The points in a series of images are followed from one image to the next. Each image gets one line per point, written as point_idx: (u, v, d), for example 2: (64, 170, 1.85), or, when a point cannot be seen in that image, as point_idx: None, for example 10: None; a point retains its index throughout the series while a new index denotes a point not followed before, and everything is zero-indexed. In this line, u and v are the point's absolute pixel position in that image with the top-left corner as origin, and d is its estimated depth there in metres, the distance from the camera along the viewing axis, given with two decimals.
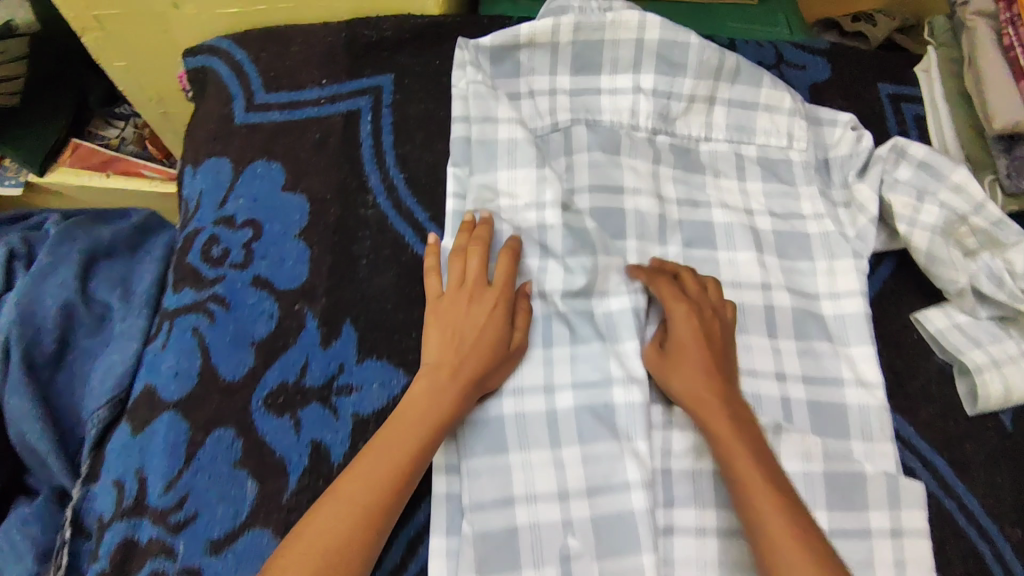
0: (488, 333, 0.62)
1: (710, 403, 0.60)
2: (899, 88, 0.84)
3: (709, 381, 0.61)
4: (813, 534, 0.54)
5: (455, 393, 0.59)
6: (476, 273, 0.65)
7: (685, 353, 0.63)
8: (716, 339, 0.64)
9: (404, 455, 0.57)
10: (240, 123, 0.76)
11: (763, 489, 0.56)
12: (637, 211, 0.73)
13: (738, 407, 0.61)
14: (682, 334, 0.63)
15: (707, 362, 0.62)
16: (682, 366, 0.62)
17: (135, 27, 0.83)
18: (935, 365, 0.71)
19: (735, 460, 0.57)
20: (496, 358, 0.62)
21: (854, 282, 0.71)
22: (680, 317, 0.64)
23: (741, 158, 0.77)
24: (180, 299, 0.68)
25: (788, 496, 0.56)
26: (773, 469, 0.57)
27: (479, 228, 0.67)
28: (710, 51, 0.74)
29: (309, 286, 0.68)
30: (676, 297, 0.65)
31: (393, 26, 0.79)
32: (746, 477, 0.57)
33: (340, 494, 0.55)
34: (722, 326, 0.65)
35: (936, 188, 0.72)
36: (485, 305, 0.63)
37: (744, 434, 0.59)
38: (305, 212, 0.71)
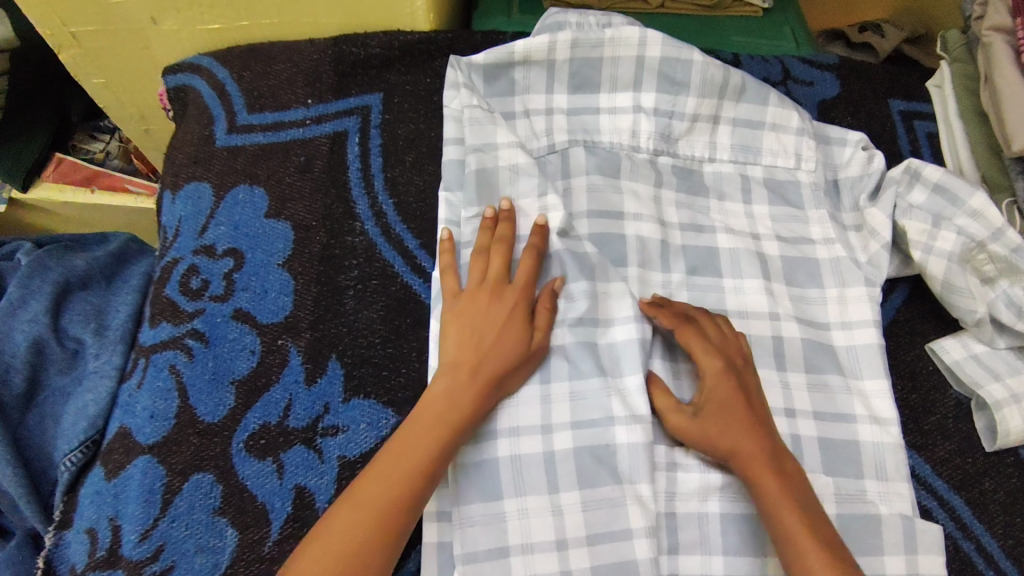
0: (508, 333, 0.60)
1: (759, 461, 0.56)
2: (910, 104, 0.81)
3: (758, 438, 0.57)
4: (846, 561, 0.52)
5: (476, 394, 0.57)
6: (498, 272, 0.62)
7: (721, 411, 0.58)
8: (753, 395, 0.60)
9: (421, 460, 0.54)
10: (221, 145, 0.73)
11: (800, 527, 0.53)
12: (638, 236, 0.69)
13: (776, 452, 0.57)
14: (718, 396, 0.59)
15: (745, 423, 0.58)
16: (720, 425, 0.58)
17: (113, 44, 0.79)
18: (951, 398, 0.67)
19: (780, 505, 0.54)
20: (517, 359, 0.60)
21: (866, 311, 0.68)
22: (714, 375, 0.60)
23: (747, 180, 0.74)
24: (156, 334, 0.64)
25: (818, 518, 0.54)
26: (807, 501, 0.55)
27: (500, 226, 0.65)
28: (714, 68, 0.71)
29: (293, 320, 0.65)
30: (709, 353, 0.61)
31: (381, 43, 0.75)
32: (778, 508, 0.54)
33: (354, 499, 0.53)
34: (751, 381, 0.61)
35: (953, 213, 0.69)
36: (505, 305, 0.61)
37: (782, 473, 0.56)
38: (290, 239, 0.68)
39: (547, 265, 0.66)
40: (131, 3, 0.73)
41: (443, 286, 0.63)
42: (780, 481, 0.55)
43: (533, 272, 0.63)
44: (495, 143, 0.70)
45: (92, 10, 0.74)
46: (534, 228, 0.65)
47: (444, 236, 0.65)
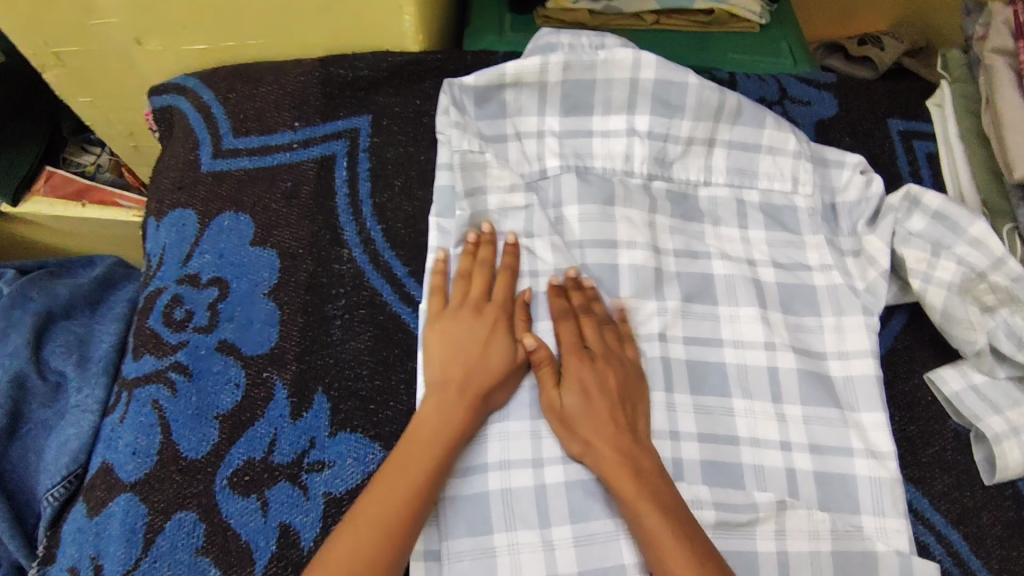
0: (490, 353, 0.60)
1: (616, 466, 0.56)
2: (910, 124, 0.79)
3: (620, 436, 0.58)
4: (708, 553, 0.52)
5: (465, 409, 0.58)
6: (480, 291, 0.63)
7: (585, 406, 0.58)
8: (613, 391, 0.60)
9: (419, 477, 0.54)
10: (206, 170, 0.72)
11: (657, 523, 0.53)
12: (632, 264, 0.68)
13: (633, 449, 0.57)
14: (575, 394, 0.59)
15: (598, 432, 0.57)
16: (578, 423, 0.58)
17: (99, 63, 0.78)
18: (951, 430, 0.65)
19: (636, 503, 0.54)
20: (502, 377, 0.60)
21: (865, 341, 0.66)
22: (572, 365, 0.61)
23: (743, 205, 0.72)
24: (139, 367, 0.63)
25: (670, 506, 0.55)
26: (667, 499, 0.55)
27: (482, 249, 0.65)
28: (710, 91, 0.70)
29: (278, 352, 0.63)
30: (575, 356, 0.61)
31: (369, 64, 0.74)
32: (636, 507, 0.54)
33: (357, 524, 0.52)
34: (619, 374, 0.61)
35: (952, 242, 0.67)
36: (487, 323, 0.61)
37: (643, 478, 0.56)
38: (275, 267, 0.67)
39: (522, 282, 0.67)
40: (118, 21, 0.72)
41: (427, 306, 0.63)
42: (635, 480, 0.55)
43: (512, 291, 0.64)
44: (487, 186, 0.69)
45: (78, 29, 0.73)
46: (507, 248, 0.66)
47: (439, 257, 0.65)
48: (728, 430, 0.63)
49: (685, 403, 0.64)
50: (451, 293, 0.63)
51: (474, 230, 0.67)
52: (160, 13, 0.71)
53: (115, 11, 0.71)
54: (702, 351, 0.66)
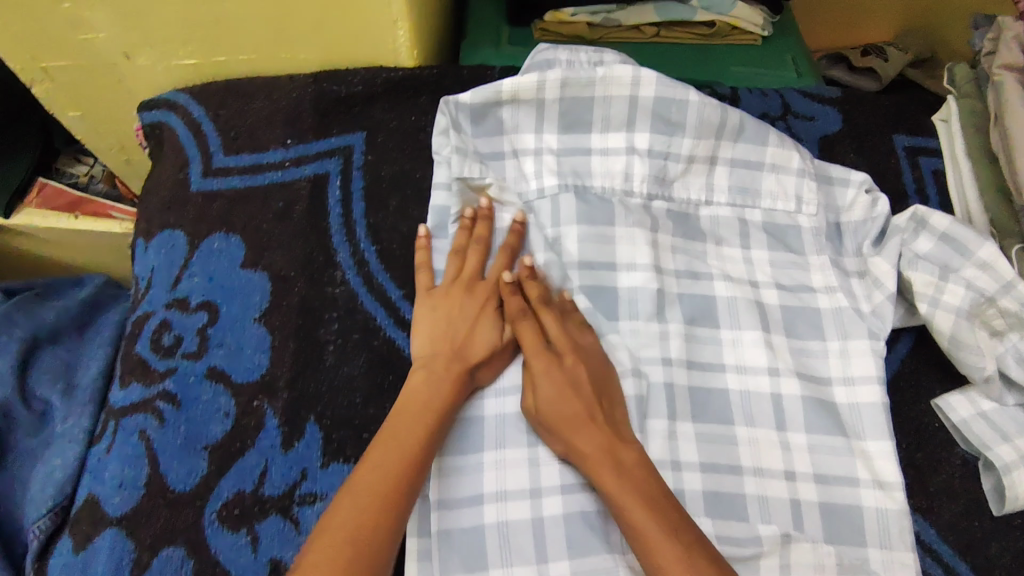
0: (479, 328, 0.62)
1: (599, 457, 0.55)
2: (915, 139, 0.77)
3: (596, 431, 0.56)
4: (693, 535, 0.51)
5: (455, 382, 0.59)
6: (474, 269, 0.64)
7: (556, 399, 0.58)
8: (584, 385, 0.59)
9: (412, 446, 0.54)
10: (195, 190, 0.70)
11: (637, 507, 0.52)
12: (630, 289, 0.67)
13: (614, 444, 0.56)
14: (547, 390, 0.58)
15: (571, 425, 0.57)
16: (552, 421, 0.58)
17: (88, 78, 0.77)
18: (958, 457, 0.64)
19: (622, 499, 0.53)
20: (488, 352, 0.61)
21: (870, 366, 0.64)
22: (540, 369, 0.59)
23: (745, 224, 0.71)
24: (126, 396, 0.61)
25: (654, 495, 0.53)
26: (652, 492, 0.53)
27: (478, 227, 0.66)
28: (711, 108, 0.68)
29: (269, 379, 0.62)
30: (540, 351, 0.60)
31: (363, 81, 0.72)
32: (619, 500, 0.53)
33: (354, 488, 0.51)
34: (590, 368, 0.60)
35: (960, 264, 0.65)
36: (478, 300, 0.63)
37: (620, 466, 0.55)
38: (267, 291, 0.65)
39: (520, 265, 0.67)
40: (106, 36, 0.71)
41: (417, 282, 0.65)
42: (617, 473, 0.54)
43: (507, 270, 0.65)
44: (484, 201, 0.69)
45: (65, 44, 0.71)
46: (512, 227, 0.67)
47: (423, 232, 0.66)
48: (731, 459, 0.62)
49: (687, 431, 0.62)
50: (446, 271, 0.65)
51: (471, 206, 0.68)
52: (149, 28, 0.70)
53: (103, 26, 0.69)
54: (704, 377, 0.65)
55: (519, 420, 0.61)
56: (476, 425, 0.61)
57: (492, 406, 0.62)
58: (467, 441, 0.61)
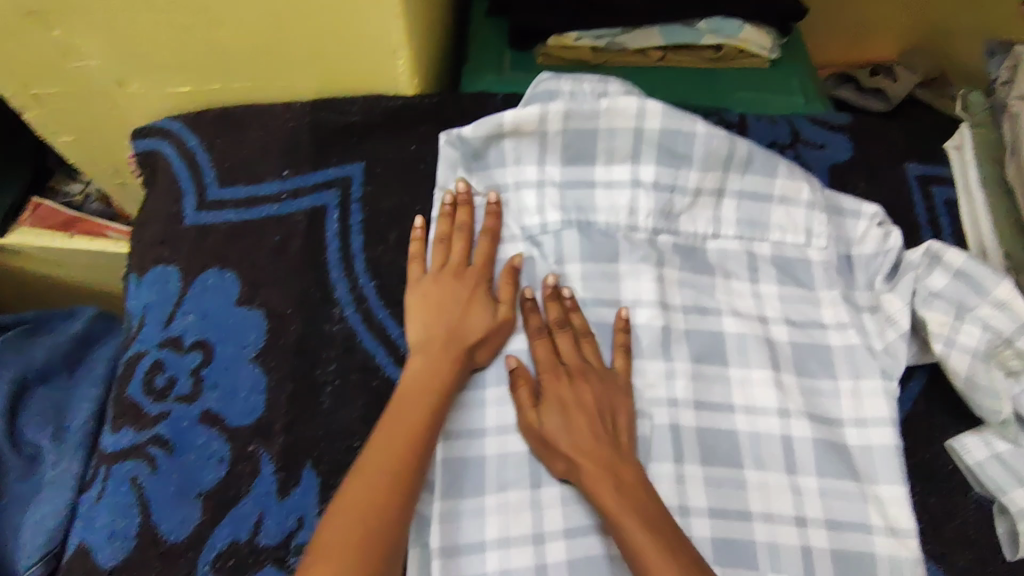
0: (473, 311, 0.61)
1: (599, 475, 0.55)
2: (927, 168, 0.75)
3: (603, 449, 0.57)
4: (688, 557, 0.52)
5: (451, 366, 0.59)
6: (460, 255, 0.64)
7: (565, 427, 0.58)
8: (592, 405, 0.59)
9: (413, 432, 0.55)
10: (189, 223, 0.69)
11: (638, 529, 0.53)
12: (636, 326, 0.65)
13: (615, 462, 0.56)
14: (557, 414, 0.58)
15: (577, 446, 0.57)
16: (559, 441, 0.57)
17: (79, 105, 0.75)
18: (972, 500, 0.62)
19: (621, 518, 0.53)
20: (485, 333, 0.61)
21: (883, 408, 0.63)
22: (549, 387, 0.60)
23: (754, 258, 0.69)
24: (118, 440, 0.60)
25: (654, 516, 0.54)
26: (648, 511, 0.54)
27: (460, 213, 0.65)
28: (719, 140, 0.66)
29: (265, 422, 0.60)
30: (551, 374, 0.60)
31: (362, 110, 0.71)
32: (619, 520, 0.53)
33: (362, 476, 0.52)
34: (596, 389, 0.60)
35: (975, 302, 0.63)
36: (468, 285, 0.62)
37: (623, 484, 0.55)
38: (262, 329, 0.63)
39: (505, 246, 0.67)
40: (98, 64, 0.69)
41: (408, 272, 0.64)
42: (615, 492, 0.55)
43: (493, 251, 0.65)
44: None
45: (56, 72, 0.70)
46: (490, 210, 0.66)
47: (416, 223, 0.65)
48: (740, 505, 0.60)
49: (695, 474, 0.60)
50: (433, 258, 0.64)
51: (449, 191, 0.66)
52: (142, 56, 0.68)
53: (95, 54, 0.67)
54: (713, 418, 0.63)
55: (521, 459, 0.60)
56: (477, 466, 0.60)
57: (493, 444, 0.60)
58: (468, 482, 0.59)
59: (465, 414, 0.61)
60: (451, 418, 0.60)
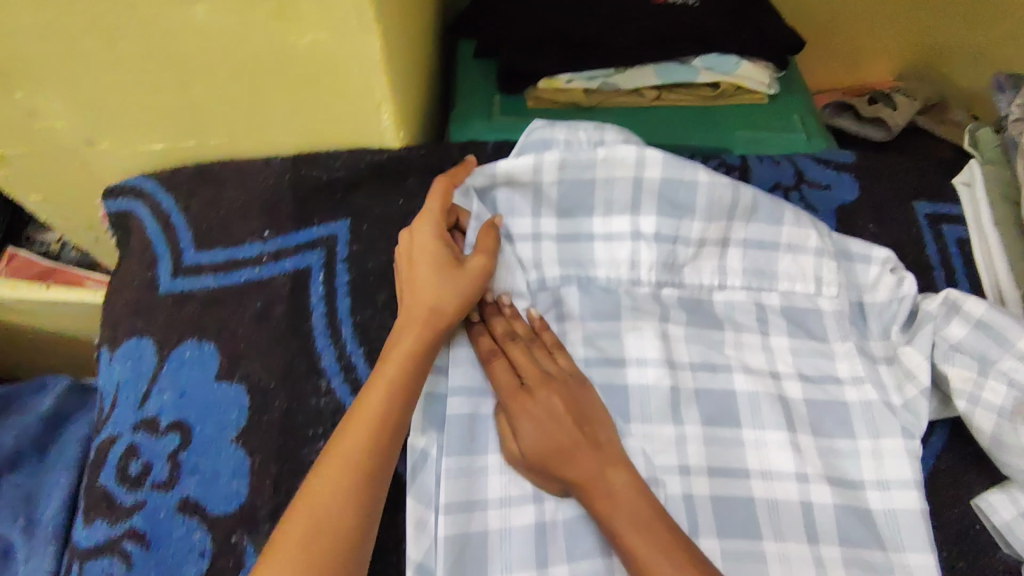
0: (429, 267, 0.58)
1: (591, 483, 0.53)
2: (936, 206, 0.73)
3: (585, 456, 0.54)
4: (677, 550, 0.50)
5: (417, 335, 0.56)
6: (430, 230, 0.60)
7: (547, 453, 0.54)
8: (566, 415, 0.55)
9: (375, 407, 0.53)
10: (165, 292, 0.65)
11: (632, 534, 0.50)
12: (643, 386, 0.61)
13: (600, 464, 0.53)
14: (532, 434, 0.54)
15: (561, 460, 0.54)
16: (546, 460, 0.54)
17: (47, 166, 0.70)
18: (1001, 562, 0.58)
19: (612, 526, 0.51)
20: (443, 284, 0.57)
21: (906, 469, 0.59)
22: (519, 413, 0.55)
23: (763, 309, 0.66)
24: (91, 534, 0.55)
25: (642, 516, 0.51)
26: (642, 510, 0.51)
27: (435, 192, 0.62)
28: (722, 189, 0.63)
29: (249, 510, 0.55)
30: (513, 393, 0.56)
31: (346, 165, 0.67)
32: (611, 527, 0.51)
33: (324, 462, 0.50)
34: (564, 396, 0.56)
35: (999, 355, 0.60)
36: (430, 240, 0.59)
37: (605, 490, 0.52)
38: (244, 406, 0.59)
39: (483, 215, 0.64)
40: (65, 124, 0.65)
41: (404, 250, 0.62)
42: (608, 498, 0.52)
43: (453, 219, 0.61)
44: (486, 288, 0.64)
45: (22, 134, 0.66)
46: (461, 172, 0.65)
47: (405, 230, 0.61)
48: None
49: (712, 549, 0.56)
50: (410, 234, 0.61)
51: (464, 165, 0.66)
52: (112, 115, 0.64)
53: (61, 114, 0.64)
54: (728, 484, 0.59)
55: (526, 538, 0.56)
56: (480, 543, 0.55)
57: (496, 519, 0.56)
58: (470, 564, 0.54)
59: (467, 487, 0.57)
60: (451, 492, 0.56)
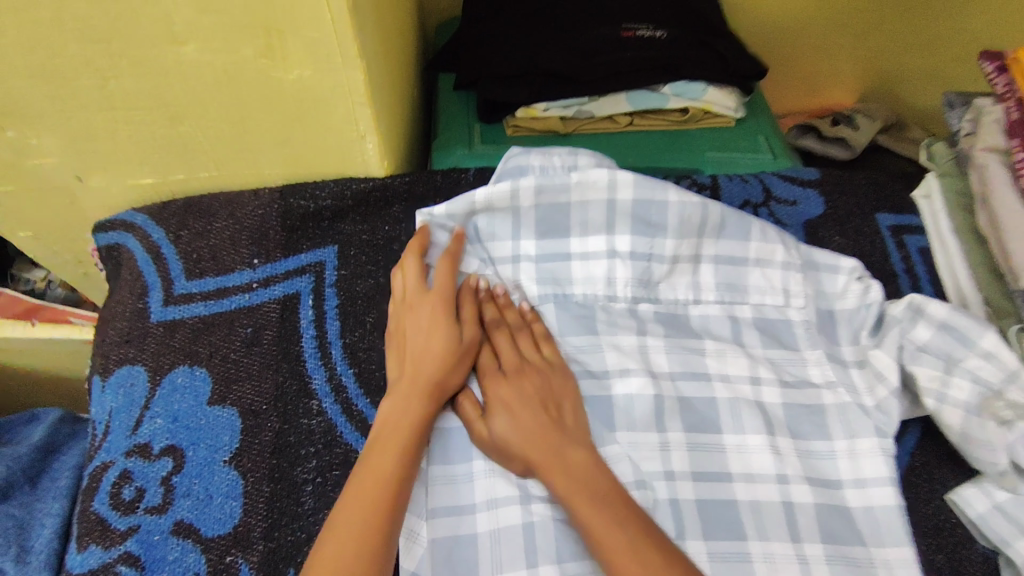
0: (435, 338, 0.61)
1: (548, 460, 0.55)
2: (898, 218, 0.77)
3: (550, 434, 0.57)
4: (634, 525, 0.51)
5: (421, 399, 0.58)
6: (416, 283, 0.63)
7: (513, 426, 0.57)
8: (534, 394, 0.59)
9: (389, 469, 0.54)
10: (156, 320, 0.66)
11: (589, 510, 0.52)
12: (626, 396, 0.64)
13: (562, 443, 0.56)
14: (502, 414, 0.58)
15: (526, 438, 0.56)
16: (510, 440, 0.57)
17: (37, 205, 0.72)
18: (978, 553, 0.60)
19: (572, 501, 0.53)
20: (448, 355, 0.60)
21: (882, 468, 0.61)
22: (493, 394, 0.60)
23: (737, 321, 0.69)
24: (84, 560, 0.55)
25: (604, 496, 0.53)
26: (598, 487, 0.54)
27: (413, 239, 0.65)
28: (692, 208, 0.66)
29: (244, 530, 0.56)
30: (491, 374, 0.61)
31: (332, 195, 0.69)
32: (573, 505, 0.53)
33: (338, 525, 0.51)
34: (534, 379, 0.60)
35: (963, 354, 0.62)
36: (426, 310, 0.62)
37: (567, 466, 0.55)
38: (237, 428, 0.60)
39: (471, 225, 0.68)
40: (55, 161, 0.67)
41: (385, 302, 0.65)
42: (565, 475, 0.54)
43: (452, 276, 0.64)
44: None
45: (12, 173, 0.67)
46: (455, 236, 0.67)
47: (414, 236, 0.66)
48: None
49: (699, 551, 0.57)
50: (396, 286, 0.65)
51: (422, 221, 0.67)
52: (100, 150, 0.66)
53: (51, 152, 0.66)
54: (712, 488, 0.61)
55: (514, 536, 0.57)
56: (469, 545, 0.57)
57: (485, 519, 0.58)
58: (461, 565, 0.56)
59: (452, 491, 0.59)
60: (439, 496, 0.58)
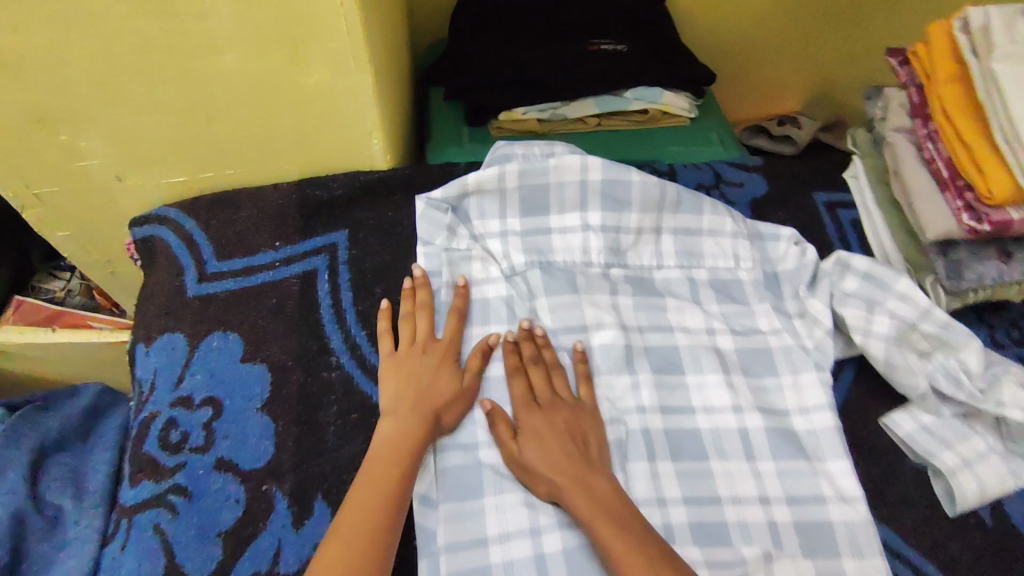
0: (439, 378, 0.67)
1: (573, 487, 0.60)
2: (831, 195, 0.89)
3: (576, 465, 0.62)
4: (649, 548, 0.56)
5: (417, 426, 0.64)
6: (425, 330, 0.71)
7: (541, 453, 0.63)
8: (564, 428, 0.65)
9: (388, 484, 0.60)
10: (192, 295, 0.76)
11: (611, 532, 0.57)
12: (603, 346, 0.73)
13: (588, 474, 0.61)
14: (534, 443, 0.63)
15: (556, 464, 0.62)
16: (538, 466, 0.62)
17: (79, 205, 0.82)
18: (910, 467, 0.71)
19: (593, 522, 0.58)
20: (452, 395, 0.67)
21: (821, 395, 0.72)
22: (527, 424, 0.65)
23: (695, 283, 0.80)
24: (137, 493, 0.64)
25: (625, 520, 0.58)
26: (617, 512, 0.59)
27: (420, 292, 0.73)
28: (652, 186, 0.78)
29: (276, 464, 0.65)
30: (526, 406, 0.67)
31: (343, 185, 0.80)
32: (595, 528, 0.58)
33: (340, 533, 0.57)
34: (566, 413, 0.66)
35: (884, 297, 0.74)
36: (435, 359, 0.69)
37: (592, 493, 0.60)
38: (266, 381, 0.70)
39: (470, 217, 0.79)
40: (98, 163, 0.77)
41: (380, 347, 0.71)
42: (588, 500, 0.59)
43: (458, 331, 0.72)
44: (474, 279, 0.77)
45: (60, 174, 0.77)
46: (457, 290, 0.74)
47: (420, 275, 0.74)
48: (711, 491, 0.66)
49: (668, 470, 0.67)
50: (402, 336, 0.71)
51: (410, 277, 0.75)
52: (140, 150, 0.76)
53: (97, 153, 0.76)
54: (678, 420, 0.71)
55: None
56: (473, 472, 0.65)
57: (486, 450, 0.66)
58: (467, 488, 0.64)
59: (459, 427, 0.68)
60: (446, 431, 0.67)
